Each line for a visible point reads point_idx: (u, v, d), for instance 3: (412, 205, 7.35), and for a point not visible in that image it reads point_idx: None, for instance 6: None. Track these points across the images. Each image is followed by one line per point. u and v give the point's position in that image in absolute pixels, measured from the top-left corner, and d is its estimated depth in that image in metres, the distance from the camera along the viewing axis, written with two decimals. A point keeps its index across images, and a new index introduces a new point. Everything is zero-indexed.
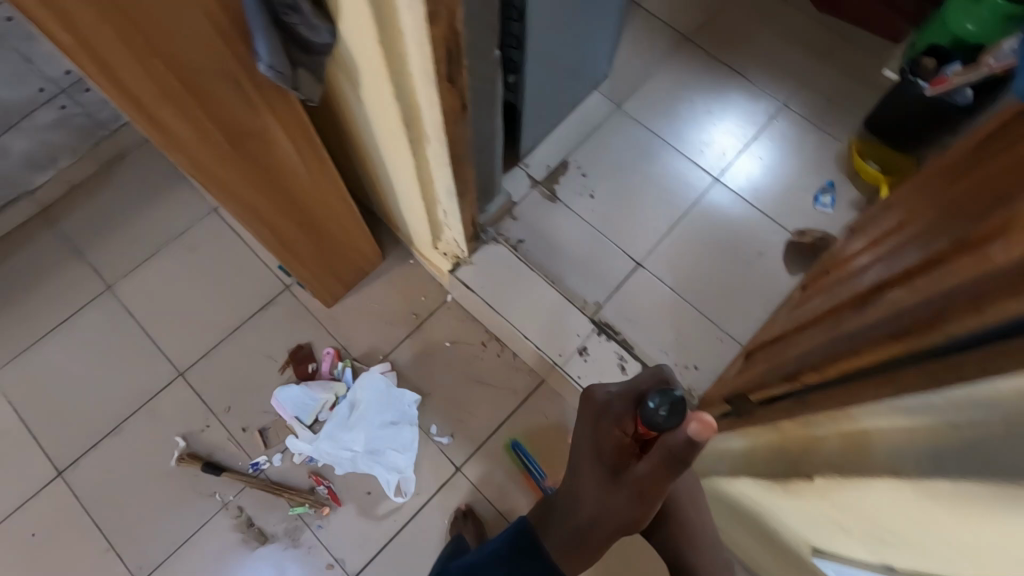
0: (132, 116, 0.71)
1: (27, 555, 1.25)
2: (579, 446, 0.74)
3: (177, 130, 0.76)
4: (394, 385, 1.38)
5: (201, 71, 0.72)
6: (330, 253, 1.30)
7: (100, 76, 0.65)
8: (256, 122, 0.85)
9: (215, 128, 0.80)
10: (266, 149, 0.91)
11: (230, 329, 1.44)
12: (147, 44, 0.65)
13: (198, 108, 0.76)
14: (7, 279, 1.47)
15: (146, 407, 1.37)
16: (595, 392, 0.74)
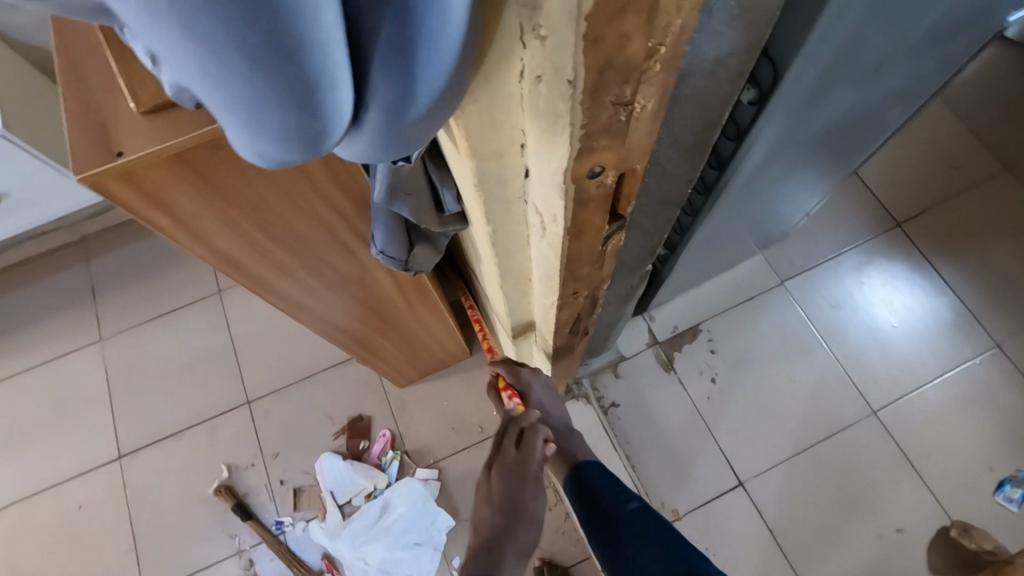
0: (228, 275, 0.65)
1: (70, 522, 1.35)
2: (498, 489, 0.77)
3: (275, 282, 0.70)
4: (433, 499, 1.30)
5: (307, 238, 0.64)
6: (415, 354, 1.22)
7: (198, 249, 0.58)
8: (361, 273, 0.76)
9: (314, 278, 0.73)
10: (369, 290, 0.83)
11: (304, 374, 1.44)
12: (251, 221, 0.57)
13: (301, 268, 0.69)
14: (145, 254, 1.59)
15: (208, 423, 1.41)
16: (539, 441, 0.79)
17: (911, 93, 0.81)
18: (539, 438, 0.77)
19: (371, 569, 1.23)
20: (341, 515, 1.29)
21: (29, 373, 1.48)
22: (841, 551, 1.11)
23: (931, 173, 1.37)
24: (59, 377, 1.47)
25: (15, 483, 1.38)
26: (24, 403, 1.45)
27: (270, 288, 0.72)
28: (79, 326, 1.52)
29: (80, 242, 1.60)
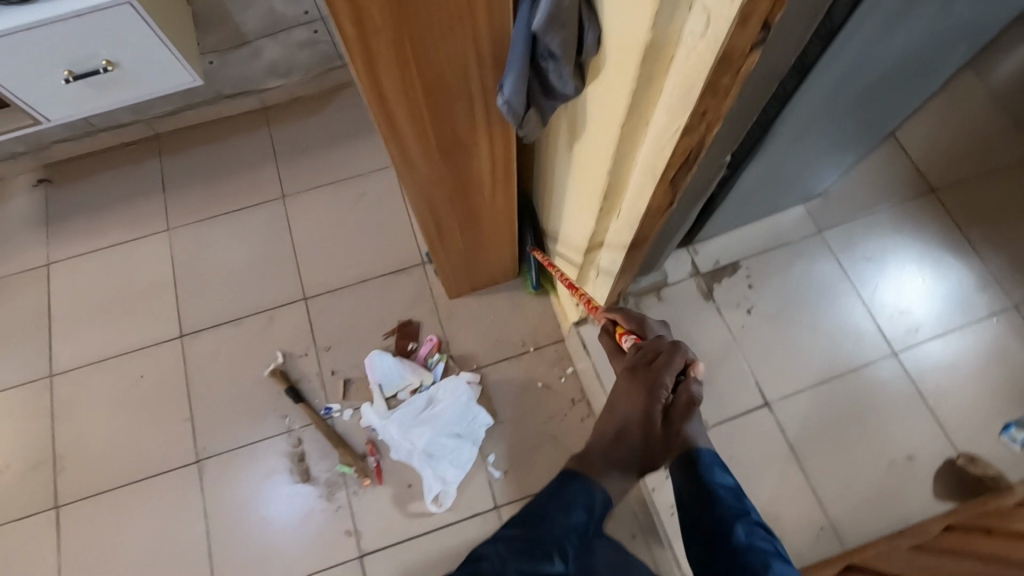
0: (372, 110, 0.74)
1: (130, 388, 1.43)
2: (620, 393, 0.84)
3: (401, 130, 0.79)
4: (475, 400, 1.39)
5: (446, 82, 0.73)
6: (475, 260, 1.31)
7: (362, 69, 0.67)
8: (470, 138, 0.85)
9: (433, 131, 0.82)
10: (466, 163, 0.92)
11: (360, 278, 1.53)
12: (413, 50, 0.66)
13: (427, 117, 0.78)
14: (216, 156, 1.68)
15: (266, 313, 1.49)
16: (663, 366, 0.79)
17: (977, 32, 0.90)
18: (674, 355, 0.79)
19: (417, 451, 1.31)
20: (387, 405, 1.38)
21: (101, 251, 1.57)
22: (853, 472, 1.21)
23: (967, 149, 1.46)
24: (128, 259, 1.56)
25: (81, 349, 1.47)
26: (92, 278, 1.54)
27: (393, 136, 0.81)
28: (148, 214, 1.61)
29: (155, 138, 1.69)
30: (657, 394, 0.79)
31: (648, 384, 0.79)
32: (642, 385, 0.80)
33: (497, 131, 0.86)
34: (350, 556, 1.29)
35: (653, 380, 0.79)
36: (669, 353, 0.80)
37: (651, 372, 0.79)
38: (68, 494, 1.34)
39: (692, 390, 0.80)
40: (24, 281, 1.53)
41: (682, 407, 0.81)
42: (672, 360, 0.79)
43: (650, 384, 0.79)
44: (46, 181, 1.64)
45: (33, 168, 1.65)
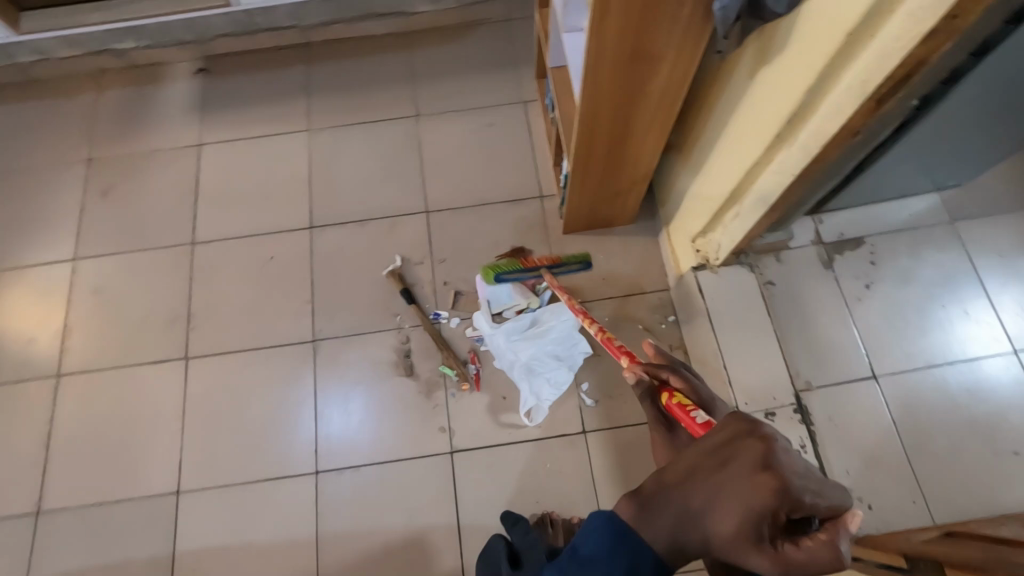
0: None
1: (261, 266, 1.55)
2: (725, 486, 0.57)
3: (609, 26, 0.85)
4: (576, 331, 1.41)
5: None
6: (603, 194, 1.36)
7: None
8: (662, 49, 0.90)
9: (634, 34, 0.87)
10: (646, 77, 0.97)
11: (479, 201, 1.60)
12: None
13: (636, 17, 0.84)
14: (358, 69, 1.77)
15: (389, 219, 1.58)
16: (780, 473, 0.56)
17: None
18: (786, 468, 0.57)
19: (518, 363, 1.37)
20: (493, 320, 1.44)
21: (246, 140, 1.69)
22: (955, 457, 1.19)
23: None
24: (269, 151, 1.67)
25: (221, 224, 1.59)
26: (236, 163, 1.66)
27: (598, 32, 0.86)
28: (292, 114, 1.72)
29: (305, 46, 1.80)
30: (773, 526, 0.55)
31: (776, 500, 0.55)
32: (776, 496, 0.55)
33: (688, 46, 0.91)
34: (443, 451, 1.37)
35: (790, 504, 0.55)
36: (774, 457, 0.57)
37: (785, 481, 0.56)
38: (196, 349, 1.47)
39: (838, 558, 0.56)
40: (176, 157, 1.67)
41: (797, 563, 0.56)
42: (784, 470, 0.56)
43: (779, 503, 0.55)
44: (204, 72, 1.78)
45: (194, 58, 1.79)
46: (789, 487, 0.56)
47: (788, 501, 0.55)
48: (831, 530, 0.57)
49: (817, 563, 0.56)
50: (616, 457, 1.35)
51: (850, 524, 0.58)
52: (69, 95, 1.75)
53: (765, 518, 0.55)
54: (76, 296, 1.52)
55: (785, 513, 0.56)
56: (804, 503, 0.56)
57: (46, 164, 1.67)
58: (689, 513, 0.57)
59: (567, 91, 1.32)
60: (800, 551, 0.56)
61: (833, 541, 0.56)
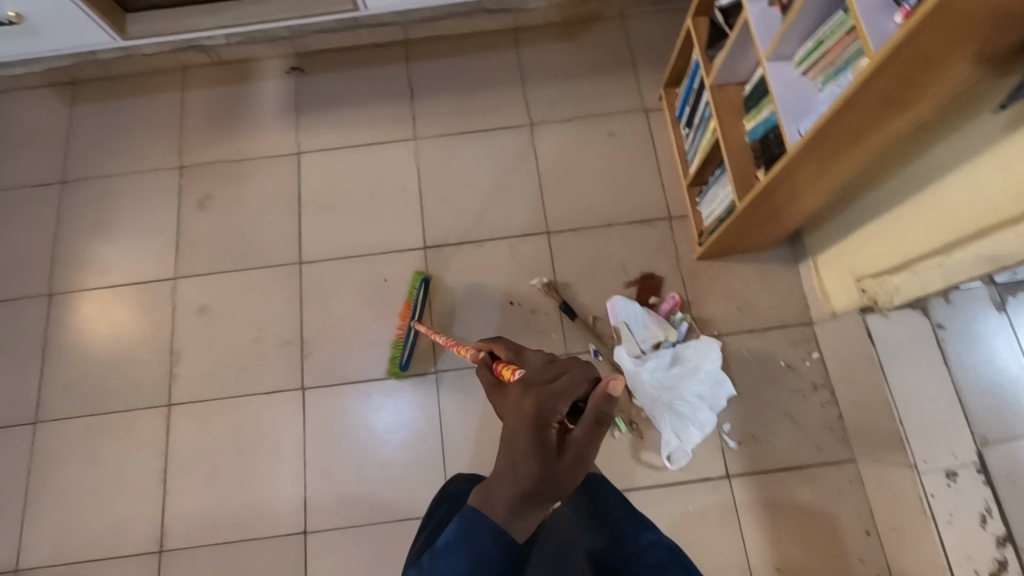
0: (870, 71, 0.74)
1: (374, 289, 1.45)
2: (508, 443, 0.64)
3: (869, 93, 0.79)
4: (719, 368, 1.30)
5: (953, 53, 0.72)
6: (759, 228, 1.29)
7: (911, 32, 0.67)
8: (910, 106, 0.84)
9: (889, 98, 0.81)
10: (877, 130, 0.90)
11: (603, 222, 1.49)
12: (972, 20, 0.66)
13: (903, 83, 0.77)
14: (463, 70, 1.64)
15: (508, 239, 1.49)
16: (531, 389, 0.67)
17: None
18: (529, 387, 0.68)
19: (661, 403, 1.27)
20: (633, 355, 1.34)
21: (348, 149, 1.57)
22: None
23: None
24: (375, 161, 1.56)
25: (328, 241, 1.49)
26: (339, 174, 1.55)
27: (853, 99, 0.80)
28: (396, 119, 1.59)
29: (404, 43, 1.66)
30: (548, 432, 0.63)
31: (536, 410, 0.64)
32: (537, 407, 0.64)
33: (937, 99, 0.84)
34: None
35: (548, 409, 0.64)
36: (524, 388, 0.68)
37: (542, 401, 0.65)
38: (312, 377, 1.39)
39: (608, 411, 0.64)
40: (273, 166, 1.56)
41: (583, 436, 0.63)
42: (540, 390, 0.66)
43: (543, 414, 0.64)
44: (297, 70, 1.64)
45: (286, 55, 1.65)
46: (548, 400, 0.65)
47: (546, 398, 0.65)
48: (594, 397, 0.64)
49: (597, 424, 0.64)
50: (765, 505, 1.29)
51: (609, 384, 0.65)
52: (154, 93, 1.63)
53: (538, 430, 0.63)
54: (181, 318, 1.44)
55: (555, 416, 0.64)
56: (561, 398, 0.65)
57: (133, 169, 1.56)
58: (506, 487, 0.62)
59: (731, 115, 1.20)
60: (580, 427, 0.64)
61: (597, 406, 0.64)
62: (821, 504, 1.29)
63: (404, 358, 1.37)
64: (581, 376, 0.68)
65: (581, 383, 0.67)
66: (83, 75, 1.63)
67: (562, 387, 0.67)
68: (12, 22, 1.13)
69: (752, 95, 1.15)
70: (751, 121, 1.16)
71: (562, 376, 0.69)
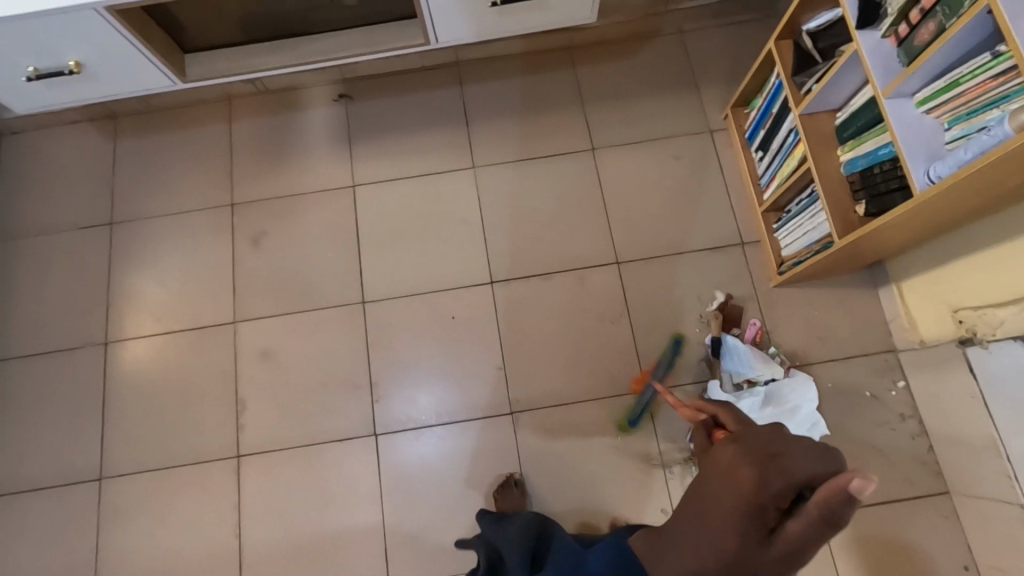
0: None
1: (441, 327, 1.41)
2: (718, 507, 0.69)
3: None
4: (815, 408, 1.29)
5: None
6: (851, 258, 1.25)
7: None
8: None
9: None
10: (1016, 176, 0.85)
11: (674, 250, 1.45)
12: None
13: None
14: (519, 92, 1.58)
15: (577, 271, 1.44)
16: (748, 469, 0.67)
17: None
18: (748, 467, 0.67)
19: None
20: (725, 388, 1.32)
21: (405, 180, 1.51)
22: None
23: None
24: (433, 193, 1.50)
25: (391, 279, 1.44)
26: (397, 207, 1.50)
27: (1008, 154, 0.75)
28: (452, 146, 1.54)
29: (455, 65, 1.60)
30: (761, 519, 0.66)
31: (752, 492, 0.66)
32: (755, 487, 0.66)
33: None
34: None
35: (767, 497, 0.65)
36: (739, 465, 0.68)
37: (762, 483, 0.66)
38: (384, 422, 1.35)
39: (840, 514, 0.62)
40: (329, 200, 1.50)
41: (801, 530, 0.64)
42: (762, 473, 0.66)
43: (760, 496, 0.66)
44: (346, 97, 1.58)
45: (333, 81, 1.59)
46: (763, 488, 0.66)
47: (770, 484, 0.65)
48: (828, 496, 0.61)
49: (826, 523, 0.63)
50: (858, 540, 1.27)
51: (856, 488, 0.60)
52: (198, 126, 1.56)
53: (753, 513, 0.66)
54: (244, 363, 1.39)
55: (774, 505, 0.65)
56: (782, 480, 0.65)
57: (183, 208, 1.51)
58: (703, 554, 0.71)
59: (824, 145, 1.16)
60: (801, 520, 0.64)
61: (828, 507, 0.62)
62: (915, 538, 1.26)
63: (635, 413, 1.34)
64: (814, 462, 0.65)
65: (811, 471, 0.65)
66: (122, 109, 1.57)
67: (791, 473, 0.65)
68: (72, 71, 1.07)
69: (850, 125, 1.10)
70: (848, 153, 1.12)
71: (789, 460, 0.66)
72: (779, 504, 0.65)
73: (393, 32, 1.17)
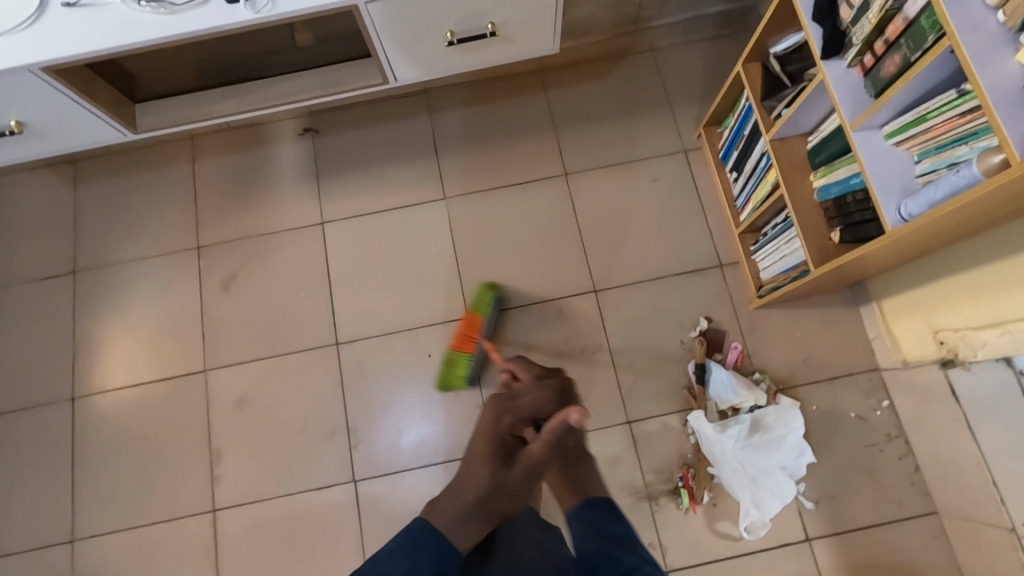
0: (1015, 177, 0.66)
1: (419, 366, 1.38)
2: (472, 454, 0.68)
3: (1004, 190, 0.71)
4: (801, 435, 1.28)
5: None
6: (831, 280, 1.22)
7: None
8: None
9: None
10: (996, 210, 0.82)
11: (652, 275, 1.43)
12: None
13: None
14: (489, 117, 1.54)
15: (556, 302, 1.41)
16: (500, 409, 0.69)
17: None
18: (496, 407, 0.70)
19: (743, 474, 1.23)
20: (711, 417, 1.30)
21: (375, 215, 1.48)
22: None
23: None
24: (405, 227, 1.47)
25: (366, 318, 1.41)
26: (368, 243, 1.46)
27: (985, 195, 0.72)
28: (423, 177, 1.50)
29: (424, 92, 1.56)
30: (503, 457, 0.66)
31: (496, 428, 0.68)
32: (492, 424, 0.68)
33: None
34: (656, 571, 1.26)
35: (501, 425, 0.68)
36: (495, 408, 0.70)
37: (508, 415, 0.70)
38: (363, 467, 1.32)
39: (563, 436, 0.65)
40: (298, 238, 1.46)
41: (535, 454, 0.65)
42: (501, 415, 0.69)
43: (496, 428, 0.68)
44: (311, 130, 1.53)
45: (298, 114, 1.54)
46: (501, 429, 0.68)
47: (507, 420, 0.69)
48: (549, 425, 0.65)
49: (552, 445, 0.65)
50: (849, 567, 1.25)
51: (571, 414, 0.65)
52: (160, 166, 1.52)
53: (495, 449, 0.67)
54: (218, 413, 1.35)
55: (510, 435, 0.68)
56: (524, 409, 0.70)
57: (146, 253, 1.46)
58: (448, 510, 0.64)
59: (796, 171, 1.13)
60: (535, 447, 0.65)
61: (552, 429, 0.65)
62: (907, 562, 1.25)
63: None
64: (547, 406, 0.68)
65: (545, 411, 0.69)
66: (81, 152, 1.52)
67: (533, 398, 0.70)
68: (14, 131, 1.02)
69: (821, 150, 1.07)
70: (821, 179, 1.09)
71: (524, 397, 0.70)
72: (517, 431, 0.69)
73: (352, 74, 1.14)
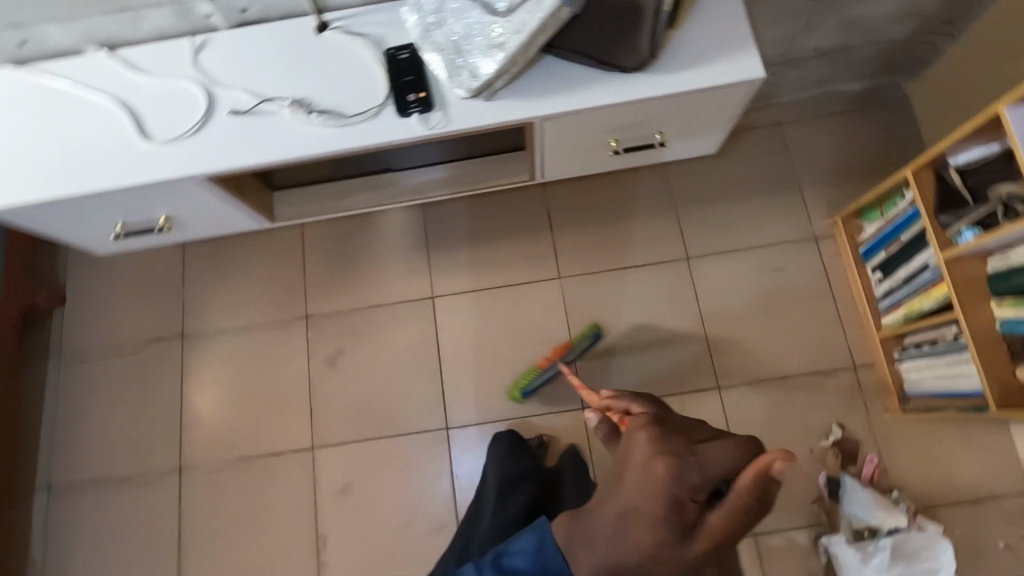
0: None
1: None
2: (637, 500, 0.59)
3: None
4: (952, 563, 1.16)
5: None
6: None
7: None
8: None
9: None
10: None
11: (778, 374, 1.35)
12: None
13: None
14: (605, 193, 1.47)
15: (675, 397, 1.35)
16: (672, 451, 0.60)
17: None
18: (661, 440, 0.62)
19: None
20: (847, 539, 1.20)
21: (486, 292, 1.43)
22: None
23: None
24: (516, 307, 1.41)
25: (475, 403, 1.36)
26: (477, 323, 1.41)
27: None
28: (536, 254, 1.45)
29: None
30: (677, 517, 0.58)
31: (670, 475, 0.59)
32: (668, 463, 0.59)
33: None
34: None
35: (684, 477, 0.58)
36: (659, 443, 0.62)
37: (678, 468, 0.59)
38: None
39: (764, 501, 0.57)
40: (406, 313, 1.42)
41: (722, 526, 0.56)
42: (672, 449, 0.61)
43: (678, 486, 0.58)
44: None
45: None
46: (677, 475, 0.58)
47: (684, 469, 0.59)
48: (748, 480, 0.56)
49: (746, 511, 0.57)
50: None
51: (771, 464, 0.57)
52: (267, 231, 1.49)
53: (672, 503, 0.58)
54: (324, 494, 1.32)
55: (689, 495, 0.58)
56: (700, 472, 0.59)
57: (253, 322, 1.44)
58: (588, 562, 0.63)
59: (976, 295, 1.04)
60: (720, 514, 0.57)
61: (752, 487, 0.56)
62: None
63: (529, 385, 1.33)
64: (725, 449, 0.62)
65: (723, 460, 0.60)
66: None
67: (709, 457, 0.60)
68: (162, 228, 1.00)
69: (1009, 279, 0.98)
70: (1008, 309, 1.00)
71: (709, 453, 0.60)
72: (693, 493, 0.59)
73: (496, 168, 1.08)
